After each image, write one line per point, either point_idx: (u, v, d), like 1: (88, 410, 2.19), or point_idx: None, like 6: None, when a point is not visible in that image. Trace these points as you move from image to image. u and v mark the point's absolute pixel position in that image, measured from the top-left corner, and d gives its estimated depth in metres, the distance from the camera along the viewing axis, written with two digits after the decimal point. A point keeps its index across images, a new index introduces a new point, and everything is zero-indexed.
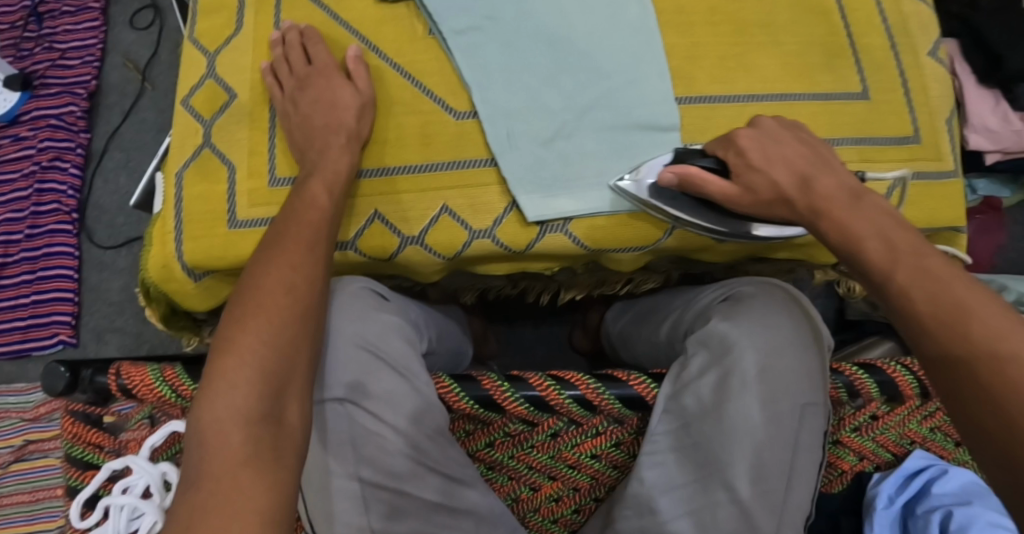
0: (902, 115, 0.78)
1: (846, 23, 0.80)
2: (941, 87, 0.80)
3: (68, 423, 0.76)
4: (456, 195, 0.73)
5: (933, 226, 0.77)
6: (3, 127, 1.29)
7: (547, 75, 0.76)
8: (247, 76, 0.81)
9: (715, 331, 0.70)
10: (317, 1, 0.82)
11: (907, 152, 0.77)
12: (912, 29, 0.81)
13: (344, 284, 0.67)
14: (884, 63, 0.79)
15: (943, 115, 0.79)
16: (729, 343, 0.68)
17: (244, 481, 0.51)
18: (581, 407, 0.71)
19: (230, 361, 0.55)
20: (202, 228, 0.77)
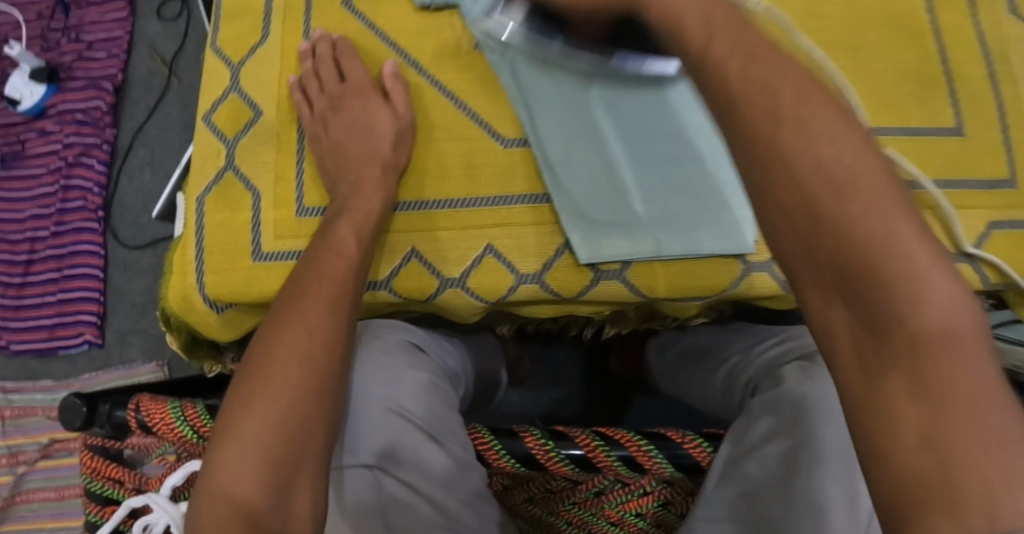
0: (998, 155, 0.71)
1: (942, 48, 0.72)
2: None
3: (87, 458, 0.74)
4: (500, 234, 0.68)
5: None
6: (30, 121, 1.26)
7: (605, 100, 0.70)
8: (272, 92, 0.77)
9: (787, 395, 0.64)
10: (351, 9, 0.76)
11: (1003, 198, 0.70)
12: (1013, 54, 0.73)
13: (374, 340, 0.64)
14: (982, 94, 0.72)
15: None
16: (805, 408, 0.62)
17: None
18: (629, 468, 0.66)
19: (231, 449, 0.52)
20: (226, 259, 0.72)
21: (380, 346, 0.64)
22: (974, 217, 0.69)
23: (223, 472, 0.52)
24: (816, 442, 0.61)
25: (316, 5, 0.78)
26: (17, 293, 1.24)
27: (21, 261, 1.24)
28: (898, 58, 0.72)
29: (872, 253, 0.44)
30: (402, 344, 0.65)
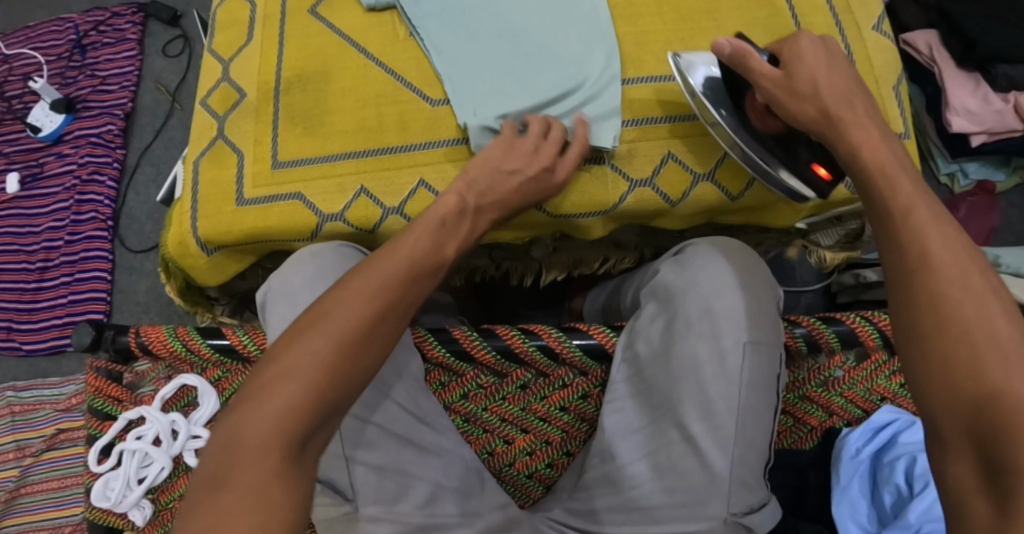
0: None
1: (791, 7, 0.88)
2: (885, 58, 0.88)
3: (93, 378, 0.88)
4: (431, 171, 0.83)
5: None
6: (49, 146, 1.44)
7: (510, 62, 0.86)
8: (255, 79, 0.92)
9: (662, 283, 0.78)
10: (315, 16, 0.93)
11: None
12: (853, 6, 0.89)
13: (327, 243, 0.80)
14: (829, 39, 0.88)
15: (889, 83, 0.87)
16: (674, 291, 0.76)
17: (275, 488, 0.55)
18: (545, 356, 0.81)
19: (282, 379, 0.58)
20: (213, 205, 0.87)
21: (320, 250, 0.78)
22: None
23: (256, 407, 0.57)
24: (683, 312, 0.74)
25: (289, 16, 0.94)
26: (32, 296, 1.40)
27: (35, 269, 1.41)
28: (759, 18, 0.88)
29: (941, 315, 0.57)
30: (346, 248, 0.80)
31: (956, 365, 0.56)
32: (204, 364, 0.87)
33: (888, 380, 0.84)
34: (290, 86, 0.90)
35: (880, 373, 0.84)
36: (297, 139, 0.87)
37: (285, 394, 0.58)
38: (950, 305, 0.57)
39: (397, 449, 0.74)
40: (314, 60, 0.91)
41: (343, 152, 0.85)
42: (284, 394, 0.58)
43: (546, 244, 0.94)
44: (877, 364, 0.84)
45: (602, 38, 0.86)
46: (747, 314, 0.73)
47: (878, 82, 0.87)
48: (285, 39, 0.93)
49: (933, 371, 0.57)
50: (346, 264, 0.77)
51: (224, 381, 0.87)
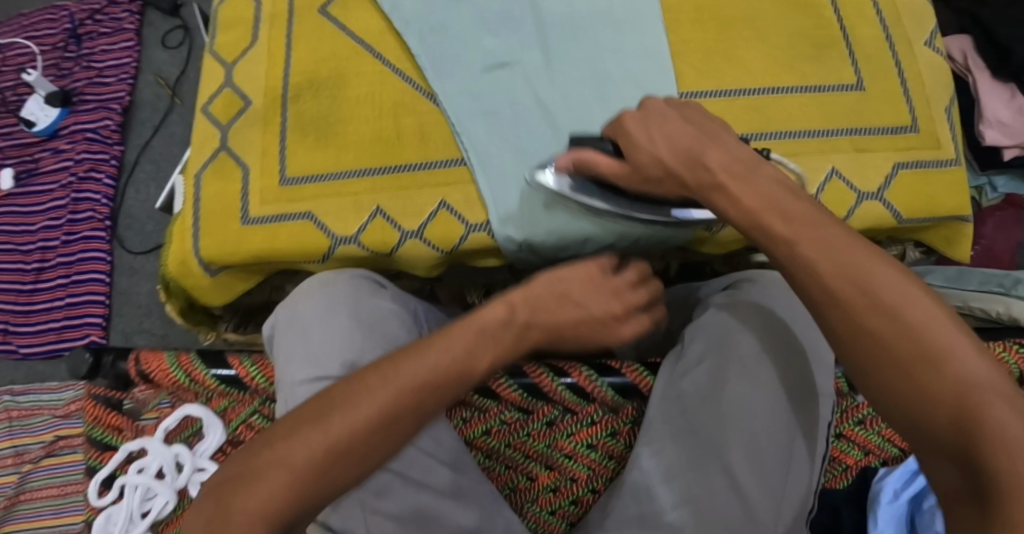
0: (896, 103, 0.79)
1: (838, 17, 0.82)
2: (935, 76, 0.81)
3: (91, 406, 0.82)
4: (454, 192, 0.77)
5: (935, 214, 0.78)
6: (44, 141, 1.38)
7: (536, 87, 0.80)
8: (261, 84, 0.85)
9: (713, 320, 0.74)
10: (325, 15, 0.87)
11: (902, 142, 0.78)
12: (903, 18, 0.83)
13: (346, 273, 0.74)
14: (877, 54, 0.81)
15: (941, 104, 0.80)
16: (729, 329, 0.72)
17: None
18: (574, 394, 0.78)
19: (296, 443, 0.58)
20: (217, 222, 0.81)
21: (332, 281, 0.73)
22: (879, 157, 0.78)
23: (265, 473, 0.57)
24: (737, 355, 0.71)
25: (297, 16, 0.87)
26: (28, 298, 1.35)
27: (31, 270, 1.35)
28: (800, 24, 0.81)
29: (937, 359, 0.51)
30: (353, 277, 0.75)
31: (914, 369, 0.52)
32: (208, 393, 0.82)
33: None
34: (300, 92, 0.84)
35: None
36: (308, 152, 0.80)
37: (293, 458, 0.57)
38: (877, 316, 0.53)
39: (411, 492, 0.68)
40: (324, 67, 0.84)
41: (357, 168, 0.79)
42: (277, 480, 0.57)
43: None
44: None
45: (651, 45, 0.80)
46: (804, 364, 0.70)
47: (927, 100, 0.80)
48: (294, 42, 0.86)
49: (903, 391, 0.52)
50: (362, 297, 0.72)
51: (231, 411, 0.82)
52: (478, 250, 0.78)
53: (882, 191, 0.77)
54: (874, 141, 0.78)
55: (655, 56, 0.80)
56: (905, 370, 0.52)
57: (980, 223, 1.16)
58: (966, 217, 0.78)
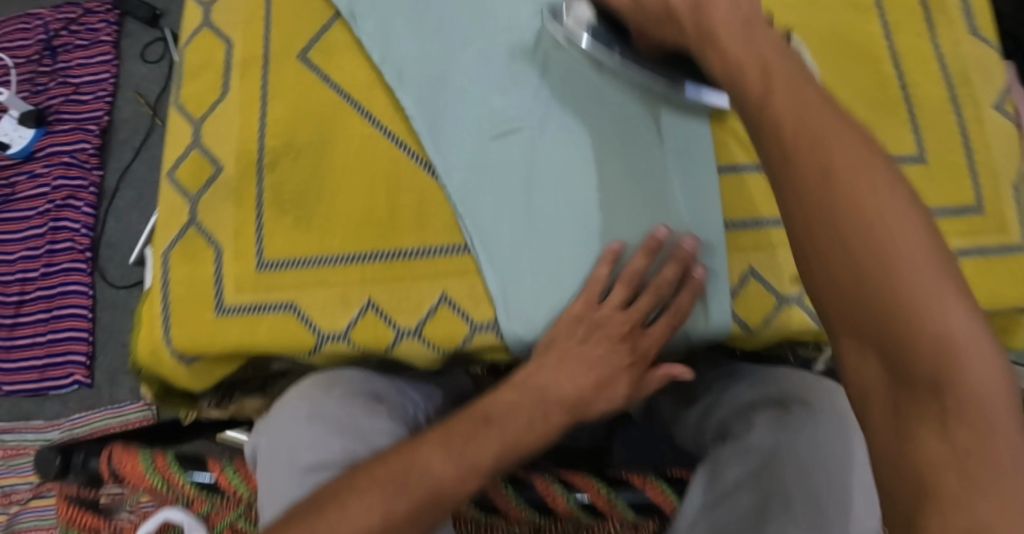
0: (963, 180, 0.70)
1: (901, 76, 0.72)
2: (1008, 146, 0.71)
3: (64, 507, 0.74)
4: (458, 284, 0.67)
5: (1001, 308, 0.67)
6: (20, 163, 1.28)
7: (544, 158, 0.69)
8: (233, 147, 0.75)
9: (759, 441, 0.65)
10: (305, 62, 0.76)
11: (964, 226, 0.69)
12: (972, 77, 0.73)
13: (338, 376, 0.70)
14: (943, 121, 0.71)
15: (1010, 178, 0.71)
16: (775, 456, 0.64)
17: None
18: (587, 513, 0.67)
19: None
20: (187, 310, 0.71)
21: (331, 382, 0.69)
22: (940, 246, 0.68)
23: None
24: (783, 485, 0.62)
25: (273, 65, 0.76)
26: (8, 332, 1.26)
27: (12, 303, 1.26)
28: (852, 84, 0.72)
29: (898, 326, 0.45)
30: (359, 392, 0.69)
31: (872, 284, 0.46)
32: (187, 496, 0.73)
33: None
34: (276, 158, 0.73)
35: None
36: (287, 234, 0.71)
37: None
38: (840, 166, 0.49)
39: None
40: (304, 126, 0.74)
41: (346, 253, 0.69)
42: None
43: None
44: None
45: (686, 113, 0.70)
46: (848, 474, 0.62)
47: (994, 174, 0.70)
48: (269, 96, 0.76)
49: (863, 314, 0.47)
50: (349, 404, 0.67)
51: (214, 516, 0.72)
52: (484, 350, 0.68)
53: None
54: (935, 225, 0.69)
55: (692, 125, 0.69)
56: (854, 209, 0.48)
57: None
58: None
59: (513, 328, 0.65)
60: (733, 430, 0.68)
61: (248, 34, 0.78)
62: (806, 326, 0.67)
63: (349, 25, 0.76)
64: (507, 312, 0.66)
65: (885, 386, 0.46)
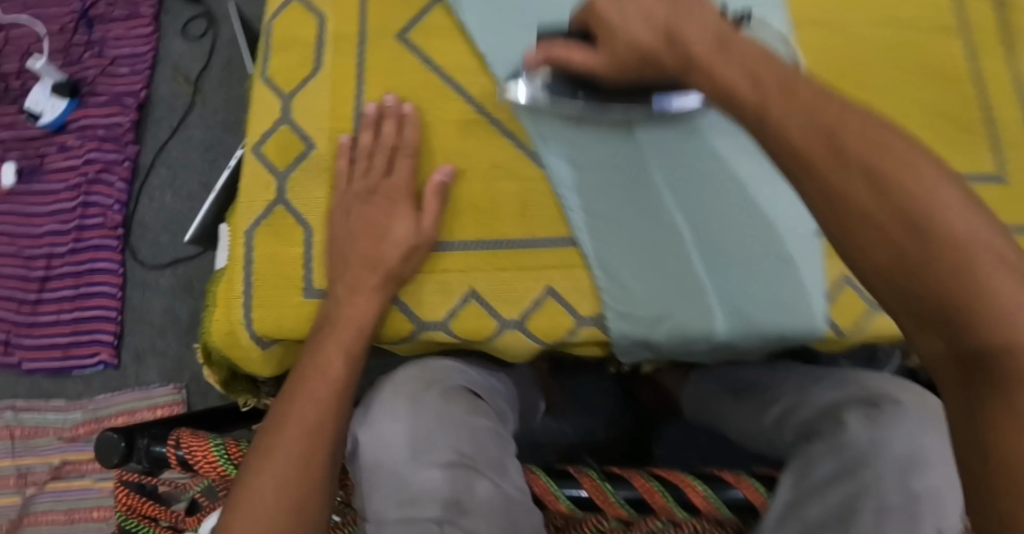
0: None
1: (981, 93, 0.75)
2: None
3: (123, 495, 0.72)
4: (562, 277, 0.66)
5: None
6: (51, 134, 1.25)
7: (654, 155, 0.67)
8: (325, 126, 0.73)
9: (848, 439, 0.64)
10: (405, 43, 0.74)
11: None
12: None
13: (435, 369, 0.65)
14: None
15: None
16: (867, 454, 0.63)
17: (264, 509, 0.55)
18: (683, 510, 0.67)
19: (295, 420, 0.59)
20: (274, 295, 0.70)
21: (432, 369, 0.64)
22: None
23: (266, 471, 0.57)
24: (878, 486, 0.61)
25: (369, 43, 0.74)
26: (32, 308, 1.23)
27: (35, 278, 1.23)
28: (939, 104, 0.74)
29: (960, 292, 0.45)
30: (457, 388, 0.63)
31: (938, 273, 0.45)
32: None
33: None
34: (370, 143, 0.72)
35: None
36: None
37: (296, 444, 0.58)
38: (811, 134, 0.49)
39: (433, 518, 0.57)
40: None
41: (453, 241, 0.67)
42: (269, 484, 0.56)
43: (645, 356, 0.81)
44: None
45: None
46: (938, 474, 0.61)
47: None
48: (365, 75, 0.74)
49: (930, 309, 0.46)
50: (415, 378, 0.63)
51: None
52: (586, 346, 0.67)
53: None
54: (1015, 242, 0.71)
55: None
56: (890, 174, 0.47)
57: None
58: None
59: (620, 329, 0.65)
60: (825, 429, 0.67)
61: (340, 11, 0.76)
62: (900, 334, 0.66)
63: (451, 10, 0.74)
64: (617, 311, 0.65)
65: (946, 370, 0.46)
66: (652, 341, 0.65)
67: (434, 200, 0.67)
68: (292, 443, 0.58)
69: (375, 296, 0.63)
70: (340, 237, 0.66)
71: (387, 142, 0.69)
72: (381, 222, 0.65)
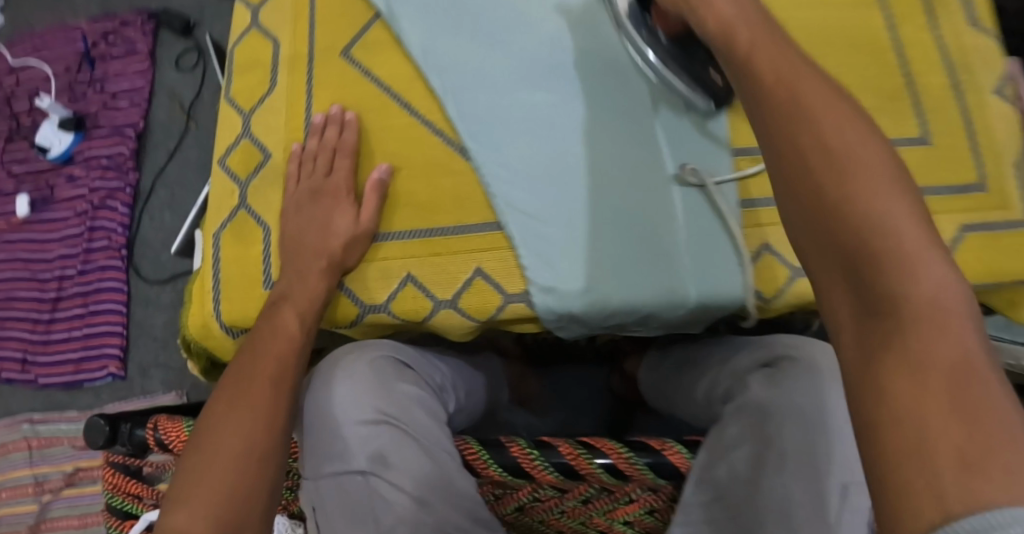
0: (965, 161, 0.75)
1: (903, 62, 0.77)
2: (1007, 127, 0.77)
3: (109, 475, 0.80)
4: (489, 258, 0.73)
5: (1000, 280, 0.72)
6: (59, 166, 1.35)
7: (574, 142, 0.74)
8: (281, 136, 0.82)
9: (753, 400, 0.68)
10: (347, 59, 0.82)
11: (967, 201, 0.73)
12: (973, 66, 0.78)
13: (373, 348, 0.70)
14: (946, 105, 0.76)
15: (1012, 159, 0.76)
16: (769, 414, 0.66)
17: (231, 428, 0.61)
18: (611, 476, 0.69)
19: (259, 362, 0.66)
20: (238, 289, 0.78)
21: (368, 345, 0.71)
22: (942, 221, 0.73)
23: (231, 407, 0.63)
24: (778, 444, 0.65)
25: (319, 63, 0.82)
26: (46, 327, 1.33)
27: (48, 299, 1.33)
28: (858, 74, 0.77)
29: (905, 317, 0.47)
30: (386, 359, 0.70)
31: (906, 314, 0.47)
32: None
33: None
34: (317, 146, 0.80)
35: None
36: None
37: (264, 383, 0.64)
38: (808, 140, 0.54)
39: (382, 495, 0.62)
40: None
41: (397, 231, 0.75)
42: (234, 437, 0.61)
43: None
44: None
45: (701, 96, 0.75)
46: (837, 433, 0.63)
47: (997, 156, 0.75)
48: (314, 88, 0.82)
49: (885, 345, 0.47)
50: (364, 351, 0.70)
51: None
52: (516, 321, 0.73)
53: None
54: (932, 203, 0.73)
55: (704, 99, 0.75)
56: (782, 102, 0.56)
57: None
58: None
59: (544, 300, 0.70)
60: (738, 393, 0.71)
61: (293, 35, 0.84)
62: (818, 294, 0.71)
63: (389, 25, 0.81)
64: (542, 285, 0.70)
65: (856, 322, 0.49)
66: (574, 313, 0.70)
67: (374, 197, 0.75)
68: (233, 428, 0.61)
69: (322, 279, 0.72)
70: (291, 232, 0.75)
71: (330, 143, 0.77)
72: (326, 218, 0.73)
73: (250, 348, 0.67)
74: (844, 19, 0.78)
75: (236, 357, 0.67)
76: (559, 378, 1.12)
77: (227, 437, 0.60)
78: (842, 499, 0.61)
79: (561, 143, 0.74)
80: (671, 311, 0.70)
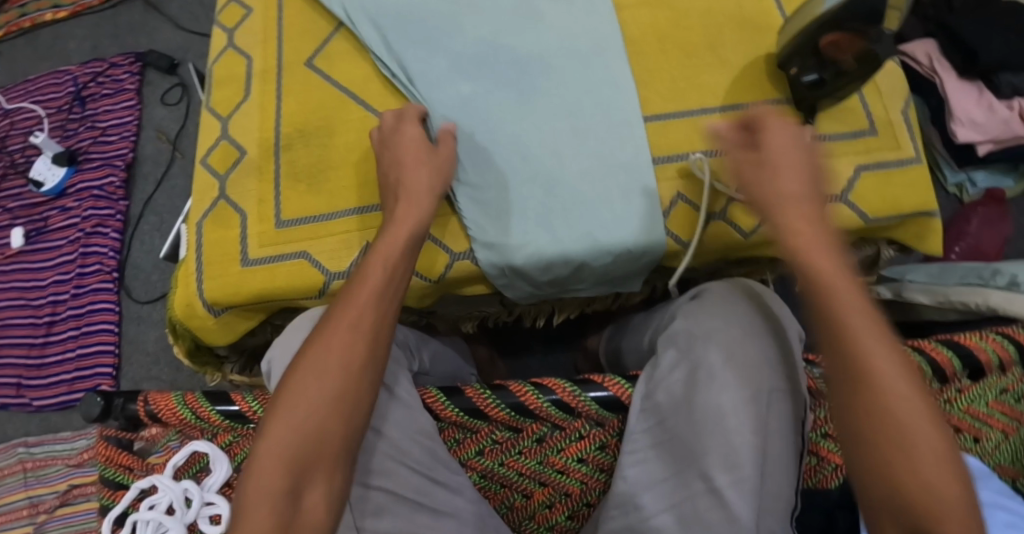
0: (856, 111, 0.87)
1: None
2: (891, 81, 0.90)
3: (103, 447, 0.85)
4: (437, 225, 0.85)
5: (901, 212, 0.85)
6: (53, 200, 1.44)
7: (505, 120, 0.85)
8: (255, 135, 0.90)
9: (680, 329, 0.74)
10: (311, 67, 0.91)
11: (861, 146, 0.86)
12: None
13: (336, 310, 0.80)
14: None
15: (897, 108, 0.88)
16: (693, 337, 0.72)
17: (323, 357, 0.66)
18: (560, 410, 0.75)
19: (359, 298, 0.69)
20: (217, 268, 0.86)
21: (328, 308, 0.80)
22: (842, 163, 0.86)
23: (329, 334, 0.67)
24: (704, 359, 0.70)
25: (287, 71, 0.92)
26: (40, 351, 1.39)
27: (43, 323, 1.39)
28: (755, 52, 0.88)
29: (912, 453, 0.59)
30: None
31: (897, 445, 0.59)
32: (214, 429, 0.84)
33: (963, 412, 0.75)
34: (291, 141, 0.89)
35: (964, 397, 0.75)
36: (302, 196, 0.87)
37: (358, 316, 0.68)
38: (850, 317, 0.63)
39: None
40: (314, 116, 0.89)
41: (353, 209, 0.86)
42: (322, 367, 0.65)
43: (542, 305, 0.99)
44: (975, 391, 0.76)
45: (615, 75, 0.87)
46: (760, 349, 0.70)
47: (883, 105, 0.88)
48: (284, 92, 0.91)
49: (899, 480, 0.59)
50: None
51: (236, 446, 0.83)
52: (464, 278, 0.86)
53: (846, 194, 0.85)
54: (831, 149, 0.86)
55: (617, 78, 0.87)
56: (888, 428, 0.60)
57: (964, 221, 1.19)
58: (931, 211, 0.86)
59: (487, 257, 0.83)
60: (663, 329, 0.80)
61: (263, 48, 0.94)
62: (722, 236, 0.85)
63: (348, 36, 0.91)
64: (484, 243, 0.83)
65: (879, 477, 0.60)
66: (513, 264, 0.82)
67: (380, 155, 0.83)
68: (315, 383, 0.65)
69: None
70: None
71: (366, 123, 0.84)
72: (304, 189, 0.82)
73: (358, 281, 0.70)
74: (743, 7, 0.90)
75: (334, 312, 0.69)
76: (528, 365, 1.17)
77: (320, 391, 0.65)
78: (765, 404, 0.68)
79: (490, 121, 0.85)
80: (598, 258, 0.83)
